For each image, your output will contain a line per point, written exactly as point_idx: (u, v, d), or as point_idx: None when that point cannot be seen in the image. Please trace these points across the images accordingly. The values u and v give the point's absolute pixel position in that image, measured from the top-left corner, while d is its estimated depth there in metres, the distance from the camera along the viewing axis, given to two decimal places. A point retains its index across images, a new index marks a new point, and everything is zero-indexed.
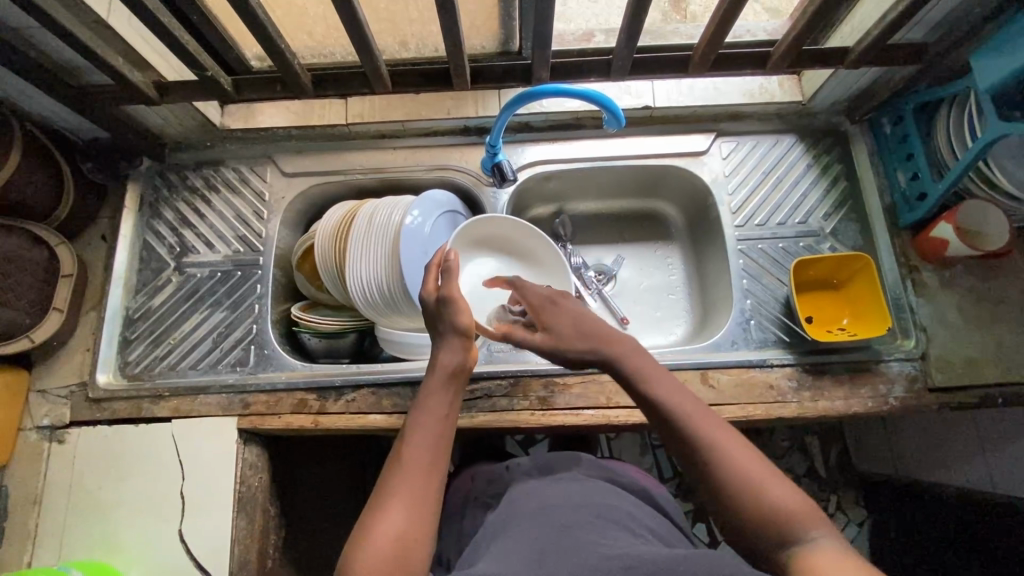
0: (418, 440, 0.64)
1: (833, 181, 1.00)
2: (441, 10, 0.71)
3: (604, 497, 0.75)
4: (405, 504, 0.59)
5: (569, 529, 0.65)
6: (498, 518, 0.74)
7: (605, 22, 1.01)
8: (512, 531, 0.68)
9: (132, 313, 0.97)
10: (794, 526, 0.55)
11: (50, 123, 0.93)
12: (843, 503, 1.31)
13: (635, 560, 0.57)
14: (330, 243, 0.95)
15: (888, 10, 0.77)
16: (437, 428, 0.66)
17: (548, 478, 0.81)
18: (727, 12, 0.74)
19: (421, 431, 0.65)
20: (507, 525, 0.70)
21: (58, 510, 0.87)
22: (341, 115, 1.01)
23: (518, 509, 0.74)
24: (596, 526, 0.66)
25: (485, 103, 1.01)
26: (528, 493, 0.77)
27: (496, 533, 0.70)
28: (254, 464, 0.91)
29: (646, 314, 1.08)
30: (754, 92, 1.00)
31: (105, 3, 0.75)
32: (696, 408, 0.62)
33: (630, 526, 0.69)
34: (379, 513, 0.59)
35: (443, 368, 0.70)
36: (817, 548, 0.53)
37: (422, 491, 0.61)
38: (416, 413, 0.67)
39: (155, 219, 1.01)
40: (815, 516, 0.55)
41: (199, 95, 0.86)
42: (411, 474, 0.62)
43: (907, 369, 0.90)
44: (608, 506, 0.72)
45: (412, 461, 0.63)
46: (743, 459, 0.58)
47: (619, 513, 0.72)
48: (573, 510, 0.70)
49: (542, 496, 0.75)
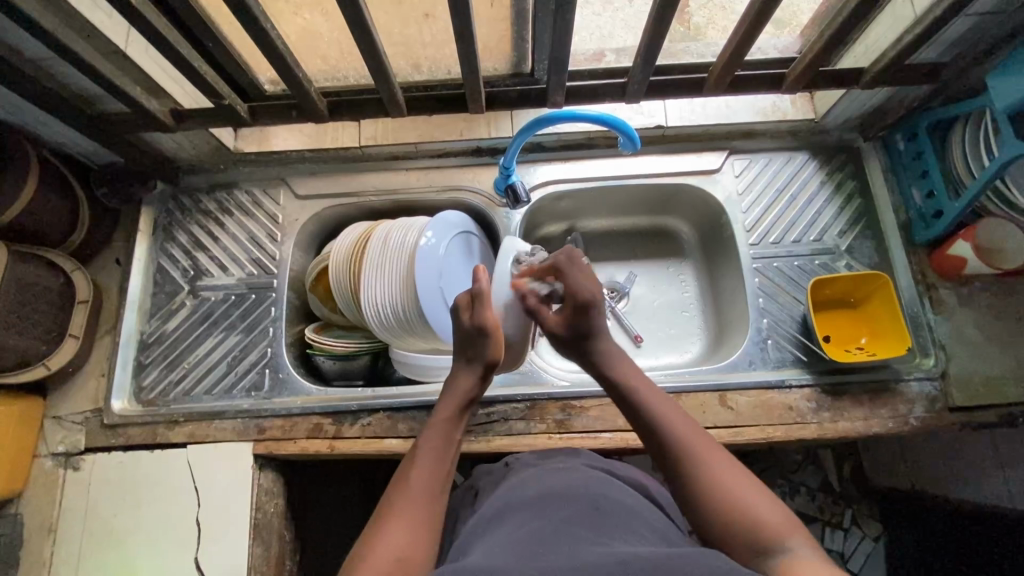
0: (423, 464, 0.67)
1: (847, 198, 1.00)
2: (460, 37, 0.72)
3: (605, 485, 0.68)
4: (409, 519, 0.61)
5: (567, 527, 0.58)
6: (490, 509, 0.67)
7: (609, 36, 0.99)
8: (505, 525, 0.61)
9: (146, 337, 0.97)
10: (771, 535, 0.56)
11: (65, 149, 0.93)
12: (859, 518, 1.25)
13: (631, 559, 0.51)
14: (345, 265, 0.94)
15: (905, 31, 0.77)
16: (438, 451, 0.69)
17: (545, 462, 0.76)
18: (745, 33, 0.74)
19: (423, 456, 0.68)
20: (500, 520, 0.63)
21: (73, 539, 0.86)
22: (355, 137, 1.02)
23: (512, 499, 0.67)
24: (594, 523, 0.60)
25: (497, 124, 1.02)
26: (523, 482, 0.70)
27: (488, 528, 0.63)
28: (270, 489, 0.90)
29: (660, 332, 1.07)
30: (766, 110, 1.02)
31: (123, 33, 0.75)
32: (679, 424, 0.68)
33: (632, 521, 0.62)
34: (379, 531, 0.59)
35: (451, 404, 0.75)
36: (794, 557, 0.53)
37: (424, 509, 0.63)
38: (422, 441, 0.71)
39: (168, 243, 1.01)
40: (795, 527, 0.57)
41: (215, 121, 0.86)
42: (416, 494, 0.64)
43: (927, 389, 0.89)
44: (614, 499, 0.65)
45: (415, 486, 0.65)
46: (722, 471, 0.62)
47: (622, 506, 0.64)
48: (572, 502, 0.63)
49: (538, 486, 0.68)
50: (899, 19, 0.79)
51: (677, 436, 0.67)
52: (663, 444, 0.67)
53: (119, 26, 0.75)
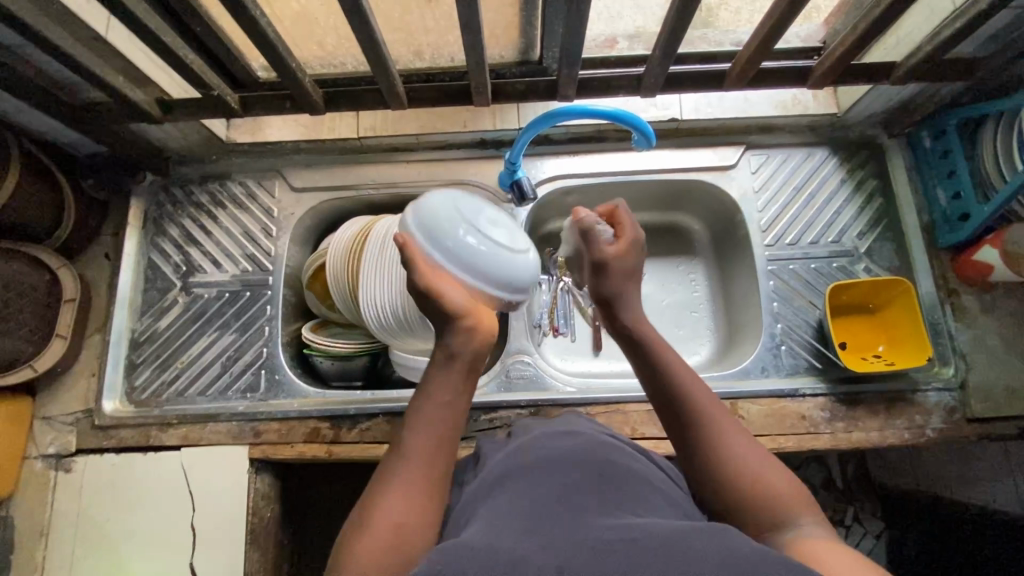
0: (424, 429, 0.56)
1: (867, 198, 0.96)
2: (465, 27, 0.67)
3: (619, 453, 0.58)
4: (406, 493, 0.51)
5: (570, 495, 0.49)
6: (487, 479, 0.57)
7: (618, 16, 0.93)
8: (506, 492, 0.51)
9: (137, 335, 0.94)
10: (781, 508, 0.52)
11: (48, 138, 0.88)
12: (860, 516, 1.14)
13: (642, 536, 0.41)
14: (343, 261, 0.90)
15: (942, 25, 0.72)
16: (434, 418, 0.57)
17: (554, 427, 0.65)
18: (773, 26, 0.69)
19: (420, 421, 0.56)
20: (502, 487, 0.53)
21: (66, 541, 0.85)
22: (352, 128, 0.97)
23: (514, 464, 0.57)
24: (602, 492, 0.49)
25: (504, 115, 0.97)
26: (525, 447, 0.61)
27: (490, 495, 0.53)
28: (266, 494, 0.88)
29: (669, 332, 1.03)
30: (787, 104, 0.95)
31: (103, 19, 0.70)
32: (696, 379, 0.61)
33: (648, 493, 0.52)
34: (374, 502, 0.51)
35: (467, 352, 0.60)
36: (804, 534, 0.49)
37: (428, 478, 0.53)
38: (421, 391, 0.59)
39: (159, 237, 0.97)
40: (803, 500, 0.52)
41: (204, 112, 0.81)
42: (411, 462, 0.54)
43: (945, 399, 0.87)
44: (627, 468, 0.55)
45: (413, 448, 0.55)
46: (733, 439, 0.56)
47: (637, 476, 0.54)
48: (581, 466, 0.53)
49: (545, 449, 0.58)
50: (936, 12, 0.75)
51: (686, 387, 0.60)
52: (676, 399, 0.60)
53: (98, 11, 0.70)
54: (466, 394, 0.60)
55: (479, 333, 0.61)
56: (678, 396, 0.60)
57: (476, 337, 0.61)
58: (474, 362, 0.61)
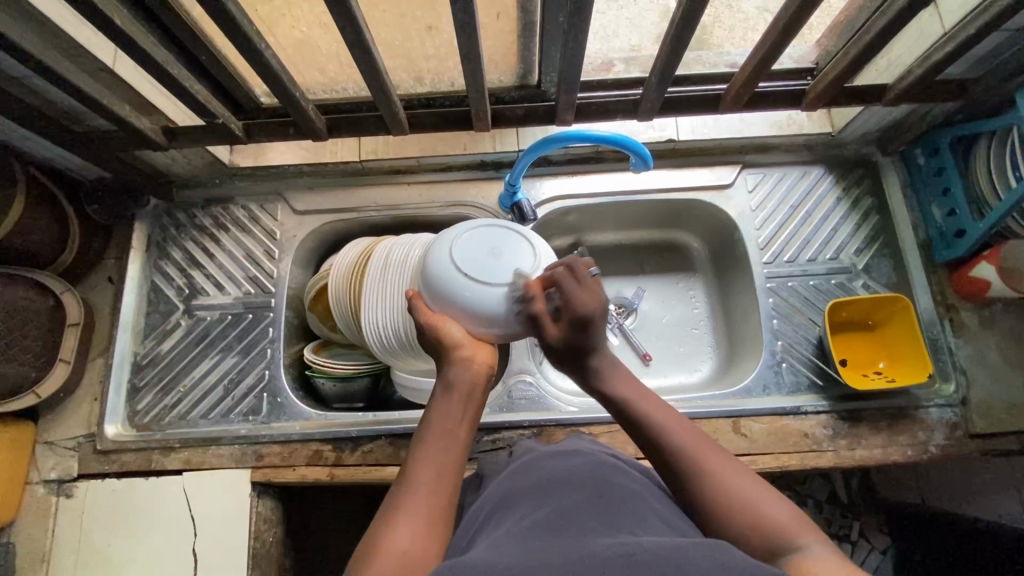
0: (427, 458, 0.55)
1: (864, 215, 0.97)
2: (466, 56, 0.69)
3: (618, 474, 0.57)
4: (413, 521, 0.50)
5: (568, 515, 0.48)
6: (488, 505, 0.56)
7: (612, 34, 0.95)
8: (507, 516, 0.51)
9: (140, 358, 0.94)
10: (779, 537, 0.49)
11: (53, 165, 0.90)
12: (866, 530, 1.14)
13: (638, 553, 0.41)
14: (345, 283, 0.90)
15: (933, 47, 0.74)
16: (443, 442, 0.57)
17: (556, 449, 0.65)
18: (769, 50, 0.70)
19: (428, 447, 0.56)
20: (501, 512, 0.53)
21: (65, 568, 0.84)
22: (354, 152, 0.99)
23: (514, 488, 0.56)
24: (600, 512, 0.49)
25: (502, 140, 0.99)
26: (523, 470, 0.60)
27: (489, 521, 0.52)
28: (268, 517, 0.88)
29: (670, 349, 1.04)
30: (782, 123, 0.98)
31: (110, 50, 0.72)
32: (675, 421, 0.60)
33: (646, 512, 0.51)
34: (383, 530, 0.49)
35: (463, 383, 0.62)
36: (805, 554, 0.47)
37: (433, 510, 0.51)
38: (427, 418, 0.59)
39: (162, 260, 0.98)
40: (803, 524, 0.50)
41: (208, 139, 0.82)
42: (419, 489, 0.53)
43: (947, 416, 0.87)
44: (624, 488, 0.54)
45: (420, 474, 0.54)
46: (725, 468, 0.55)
47: (635, 496, 0.54)
48: (579, 487, 0.53)
49: (544, 472, 0.57)
50: (926, 36, 0.77)
51: (662, 424, 0.60)
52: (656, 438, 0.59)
53: (104, 43, 0.71)
54: (466, 426, 0.59)
55: (473, 364, 0.63)
56: (664, 438, 0.59)
57: (471, 367, 0.63)
58: (472, 392, 0.62)
